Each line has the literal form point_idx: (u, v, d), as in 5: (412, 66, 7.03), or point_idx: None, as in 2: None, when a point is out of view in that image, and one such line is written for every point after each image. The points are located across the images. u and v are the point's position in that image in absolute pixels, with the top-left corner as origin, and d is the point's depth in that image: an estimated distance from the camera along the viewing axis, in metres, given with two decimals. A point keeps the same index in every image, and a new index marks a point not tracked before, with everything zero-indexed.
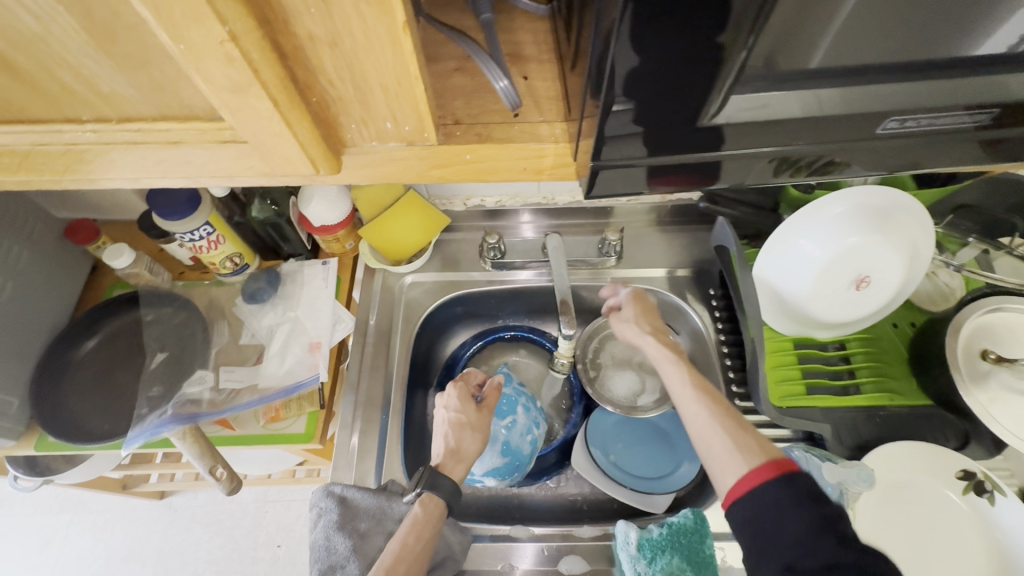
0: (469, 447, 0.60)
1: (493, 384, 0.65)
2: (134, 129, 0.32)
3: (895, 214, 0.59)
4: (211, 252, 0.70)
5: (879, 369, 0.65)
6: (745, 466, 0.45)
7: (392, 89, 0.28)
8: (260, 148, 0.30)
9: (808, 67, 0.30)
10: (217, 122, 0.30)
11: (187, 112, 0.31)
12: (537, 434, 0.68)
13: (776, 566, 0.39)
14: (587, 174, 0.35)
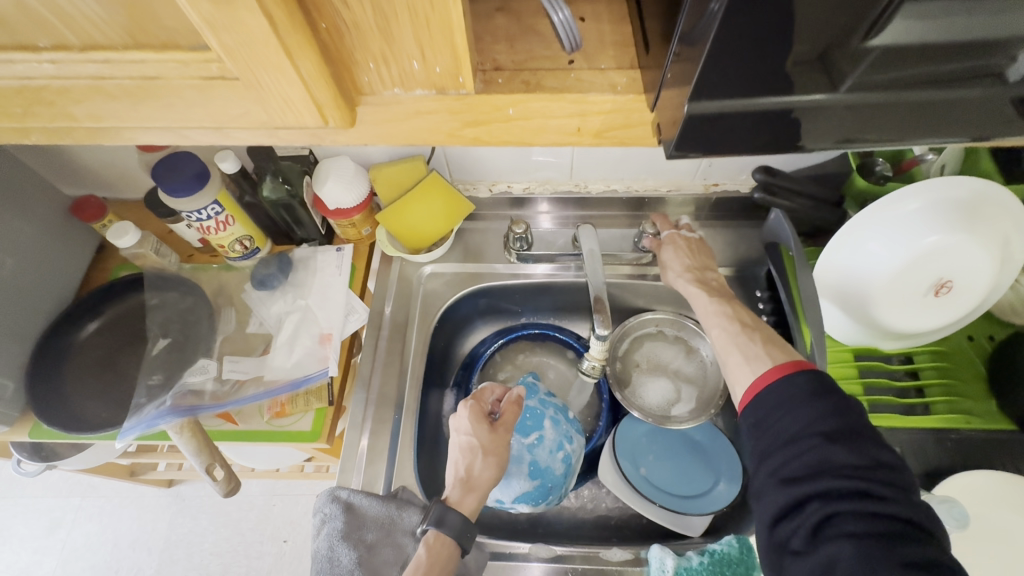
0: (482, 475, 0.54)
1: (512, 401, 0.59)
2: (99, 59, 0.25)
3: (987, 209, 0.51)
4: (219, 233, 0.66)
5: (954, 388, 0.58)
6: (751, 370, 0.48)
7: (422, 13, 0.22)
8: (256, 88, 0.25)
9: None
10: (200, 51, 0.24)
11: (167, 40, 0.25)
12: (571, 449, 0.62)
13: (769, 470, 0.41)
14: (672, 135, 0.28)
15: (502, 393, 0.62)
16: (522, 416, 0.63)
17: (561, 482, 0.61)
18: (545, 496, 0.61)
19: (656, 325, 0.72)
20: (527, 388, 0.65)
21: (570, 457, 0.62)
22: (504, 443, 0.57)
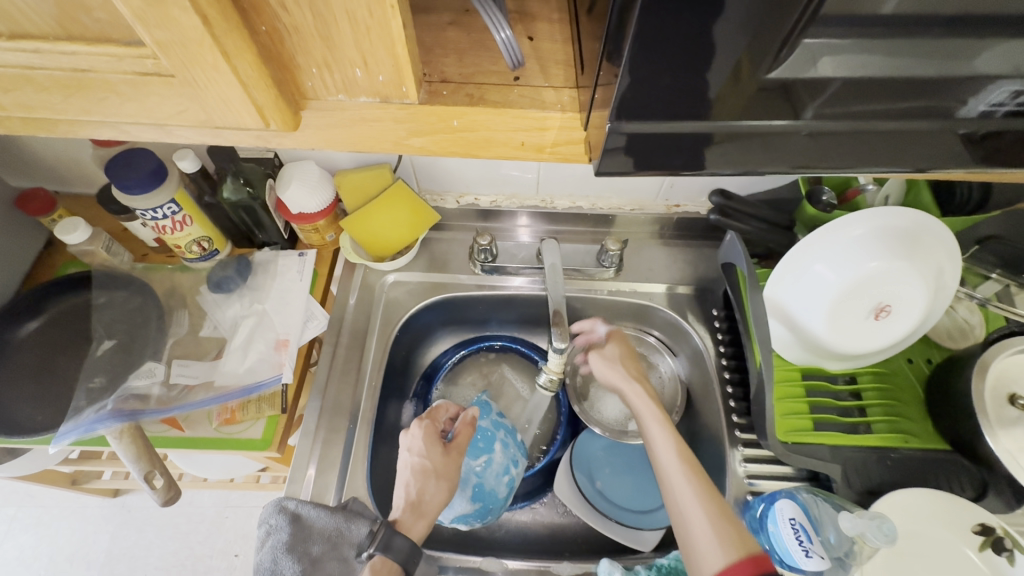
0: (432, 499, 0.54)
1: (465, 423, 0.59)
2: (29, 49, 0.24)
3: (924, 237, 0.54)
4: (176, 233, 0.64)
5: (892, 408, 0.60)
6: (704, 530, 0.44)
7: (361, 20, 0.23)
8: (194, 86, 0.25)
9: (879, 14, 0.24)
10: (136, 47, 0.23)
11: (99, 33, 0.23)
12: (515, 473, 0.62)
13: None
14: (599, 156, 0.29)
15: (457, 411, 0.62)
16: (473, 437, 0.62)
17: (502, 506, 0.62)
18: (484, 517, 0.61)
19: None
20: (480, 408, 0.65)
21: (513, 483, 0.62)
22: (455, 466, 0.57)
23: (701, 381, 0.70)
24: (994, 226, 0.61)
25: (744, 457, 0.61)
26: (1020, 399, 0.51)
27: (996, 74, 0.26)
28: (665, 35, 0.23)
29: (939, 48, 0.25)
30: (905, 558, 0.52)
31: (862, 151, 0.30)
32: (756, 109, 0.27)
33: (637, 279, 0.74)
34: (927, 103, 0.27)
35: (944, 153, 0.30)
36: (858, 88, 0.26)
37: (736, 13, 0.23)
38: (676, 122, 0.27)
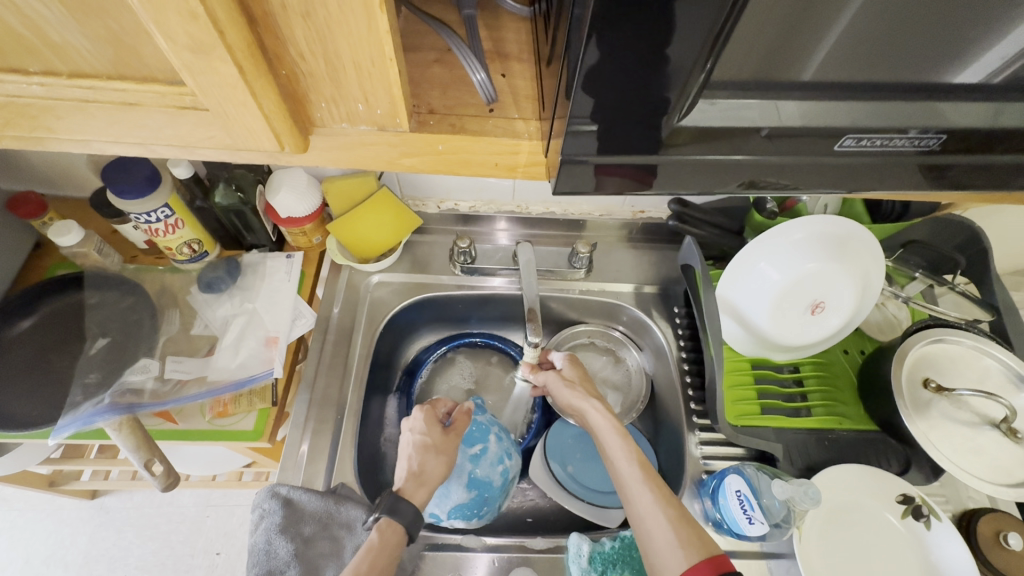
0: (433, 471, 0.58)
1: (463, 411, 0.64)
2: (86, 85, 0.30)
3: (851, 243, 0.61)
4: (167, 236, 0.66)
5: (830, 394, 0.68)
6: (665, 542, 0.46)
7: (365, 68, 0.29)
8: (223, 117, 0.30)
9: (800, 78, 0.31)
10: (177, 86, 0.29)
11: (145, 73, 0.30)
12: (509, 464, 0.65)
13: None
14: (557, 174, 0.35)
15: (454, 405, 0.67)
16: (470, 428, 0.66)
17: (494, 497, 0.64)
18: (477, 508, 0.63)
19: (589, 335, 0.81)
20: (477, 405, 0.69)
21: (506, 476, 0.65)
22: (453, 447, 0.61)
23: (664, 372, 0.76)
24: (919, 231, 0.69)
25: (701, 441, 0.68)
26: (932, 383, 0.59)
27: (874, 114, 0.33)
28: (610, 86, 0.29)
29: (823, 98, 0.32)
30: (839, 525, 0.59)
31: (781, 171, 0.36)
32: (687, 142, 0.33)
33: (606, 279, 0.80)
34: (822, 137, 0.34)
35: (841, 172, 0.37)
36: (768, 124, 0.33)
37: (669, 74, 0.29)
38: (623, 152, 0.33)
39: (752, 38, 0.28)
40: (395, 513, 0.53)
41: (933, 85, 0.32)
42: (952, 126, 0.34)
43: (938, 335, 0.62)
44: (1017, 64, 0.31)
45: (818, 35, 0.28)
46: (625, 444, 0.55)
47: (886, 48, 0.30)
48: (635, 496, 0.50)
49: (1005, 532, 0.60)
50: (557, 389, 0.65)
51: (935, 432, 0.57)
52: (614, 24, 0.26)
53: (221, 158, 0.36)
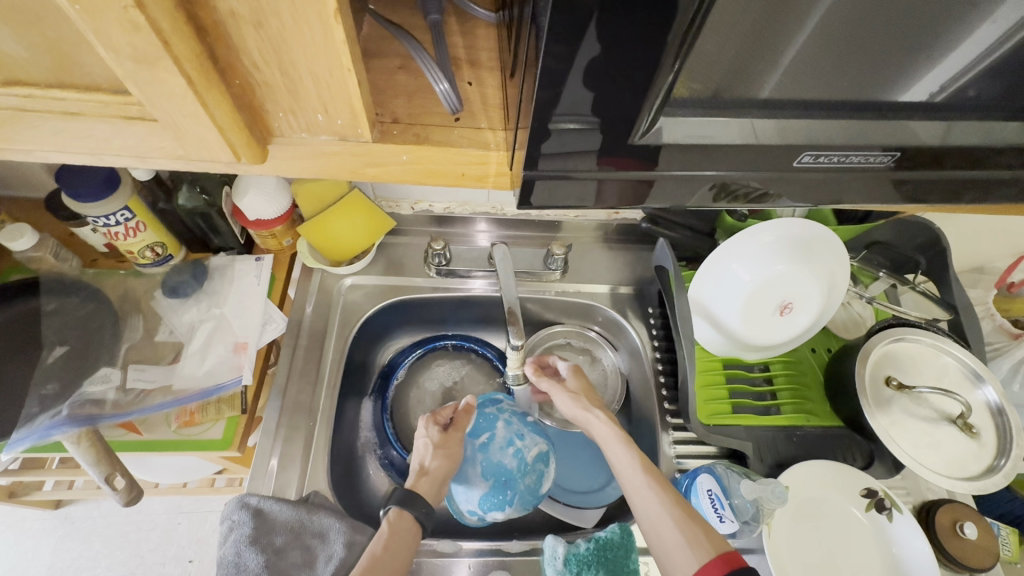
0: (439, 466, 0.58)
1: (467, 407, 0.64)
2: (23, 94, 0.29)
3: (816, 245, 0.62)
4: (128, 239, 0.63)
5: (798, 392, 0.69)
6: (674, 543, 0.46)
7: (323, 78, 0.28)
8: (173, 128, 0.29)
9: (760, 94, 0.31)
10: (122, 96, 0.28)
11: (89, 81, 0.29)
12: (521, 445, 0.63)
13: None
14: (521, 185, 0.35)
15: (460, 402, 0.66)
16: (476, 420, 0.65)
17: (517, 479, 0.62)
18: (502, 495, 0.61)
19: (565, 337, 0.81)
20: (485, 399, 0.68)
21: (524, 457, 0.63)
22: (456, 443, 0.61)
23: (639, 372, 0.77)
24: (883, 233, 0.72)
25: (675, 440, 0.68)
26: (893, 380, 0.61)
27: (833, 129, 0.33)
28: (571, 101, 0.29)
29: (780, 117, 0.33)
30: (807, 520, 0.60)
31: (745, 181, 0.37)
32: (651, 155, 0.33)
33: (582, 280, 0.80)
34: (789, 151, 0.34)
35: (804, 183, 0.38)
36: (729, 138, 0.33)
37: (632, 89, 0.29)
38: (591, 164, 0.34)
39: (711, 51, 0.28)
40: (407, 506, 0.53)
41: (888, 102, 0.33)
42: (911, 145, 0.35)
43: (900, 334, 0.64)
44: (962, 82, 0.32)
45: (771, 53, 0.29)
46: (626, 450, 0.55)
47: (839, 65, 0.30)
48: (641, 499, 0.51)
49: (962, 521, 0.62)
50: (557, 399, 0.65)
51: (895, 428, 0.59)
52: (576, 41, 0.26)
53: (177, 167, 0.35)
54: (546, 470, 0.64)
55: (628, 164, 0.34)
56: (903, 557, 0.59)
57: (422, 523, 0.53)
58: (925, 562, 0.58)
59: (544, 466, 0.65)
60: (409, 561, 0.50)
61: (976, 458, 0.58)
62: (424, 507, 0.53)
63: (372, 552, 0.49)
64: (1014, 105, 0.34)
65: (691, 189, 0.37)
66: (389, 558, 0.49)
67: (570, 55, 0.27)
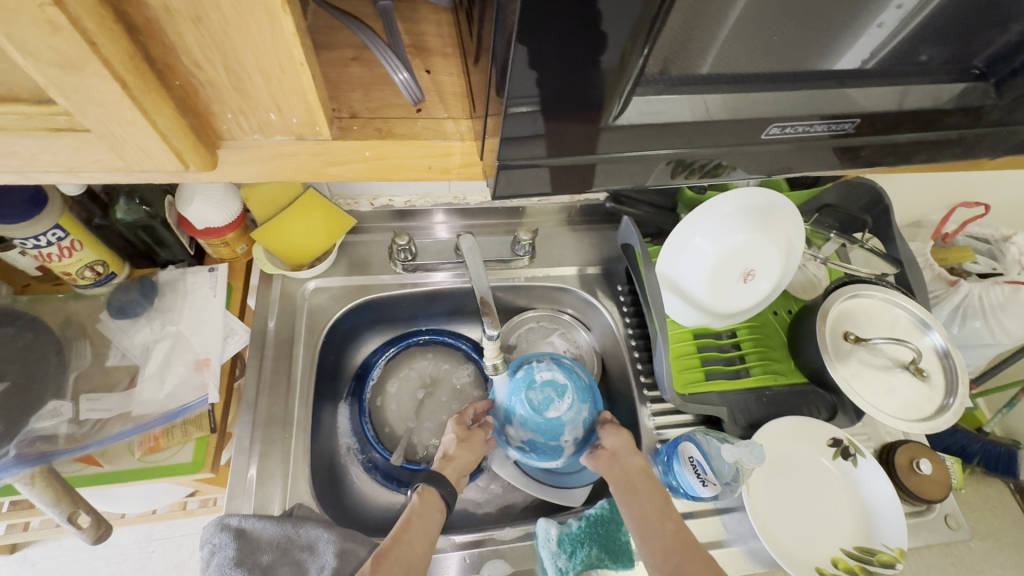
0: (462, 455, 0.63)
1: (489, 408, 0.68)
2: None
3: (774, 213, 0.65)
4: (63, 260, 0.58)
5: (764, 354, 0.72)
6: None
7: (273, 74, 0.26)
8: (109, 139, 0.27)
9: (696, 72, 0.32)
10: (47, 106, 0.26)
11: (6, 92, 0.26)
12: (538, 367, 0.65)
13: None
14: (493, 174, 0.35)
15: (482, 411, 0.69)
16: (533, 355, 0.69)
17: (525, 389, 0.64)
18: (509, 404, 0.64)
19: (538, 320, 0.82)
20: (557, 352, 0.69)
21: (528, 376, 0.65)
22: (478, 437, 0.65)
23: (613, 350, 0.78)
24: (832, 196, 0.75)
25: (653, 412, 0.70)
26: (851, 335, 0.64)
27: (790, 102, 0.34)
28: (532, 89, 0.28)
29: (737, 91, 0.33)
30: (782, 474, 0.64)
31: (700, 155, 0.37)
32: (617, 137, 0.33)
33: (550, 264, 0.80)
34: (751, 123, 0.35)
35: (763, 156, 0.39)
36: (690, 115, 0.33)
37: (598, 79, 0.29)
38: (558, 149, 0.33)
39: (671, 25, 0.29)
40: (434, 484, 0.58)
41: (838, 70, 0.34)
42: (864, 111, 0.36)
43: (854, 291, 0.68)
44: (906, 48, 0.34)
45: (711, 35, 0.30)
46: (653, 488, 0.58)
47: (789, 38, 0.32)
48: (665, 536, 0.53)
49: (918, 459, 0.67)
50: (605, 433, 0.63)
51: (855, 380, 0.62)
52: (542, 31, 0.25)
53: (115, 178, 0.32)
54: (554, 396, 0.63)
55: (594, 149, 0.34)
56: (869, 497, 0.64)
57: (447, 501, 0.57)
58: (889, 501, 0.62)
59: (556, 391, 0.64)
60: (437, 529, 0.55)
61: (929, 400, 0.62)
62: (449, 485, 0.58)
63: (406, 520, 0.54)
64: (957, 68, 0.35)
65: (648, 167, 0.37)
66: (420, 527, 0.53)
67: (532, 35, 0.26)
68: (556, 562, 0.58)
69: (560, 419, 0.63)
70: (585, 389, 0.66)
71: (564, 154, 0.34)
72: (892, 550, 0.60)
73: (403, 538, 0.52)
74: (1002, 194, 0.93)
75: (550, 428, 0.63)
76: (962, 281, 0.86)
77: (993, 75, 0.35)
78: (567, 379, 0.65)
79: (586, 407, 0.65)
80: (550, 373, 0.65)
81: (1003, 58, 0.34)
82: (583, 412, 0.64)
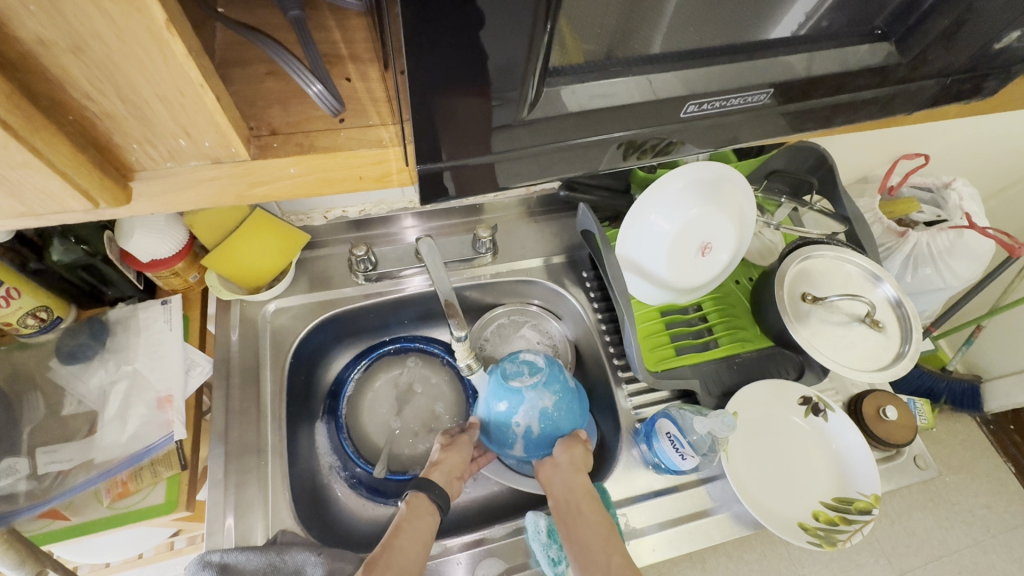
0: (448, 459, 0.63)
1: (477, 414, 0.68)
2: None
3: (726, 184, 0.65)
4: (1, 310, 0.54)
5: (731, 323, 0.73)
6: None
7: (173, 99, 0.25)
8: (7, 182, 0.26)
9: (648, 50, 0.33)
10: None
11: None
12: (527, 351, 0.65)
13: None
14: (425, 179, 0.34)
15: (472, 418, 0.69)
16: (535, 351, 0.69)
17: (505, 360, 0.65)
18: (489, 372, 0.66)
19: (507, 316, 0.82)
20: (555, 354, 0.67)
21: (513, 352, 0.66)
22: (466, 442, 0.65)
23: (585, 336, 0.78)
24: (779, 162, 0.77)
25: (629, 393, 0.71)
26: (808, 295, 0.66)
27: (709, 78, 0.34)
28: (443, 88, 0.28)
29: (656, 71, 0.33)
30: (757, 437, 0.66)
31: (651, 136, 0.37)
32: (545, 130, 0.34)
33: (514, 258, 0.80)
34: (678, 103, 0.35)
35: (697, 134, 0.39)
36: (637, 97, 0.34)
37: (507, 71, 0.29)
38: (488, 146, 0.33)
39: (577, 8, 0.29)
40: (423, 490, 0.58)
41: (752, 42, 0.35)
42: (789, 79, 0.36)
43: (807, 253, 0.70)
44: (817, 15, 0.35)
45: (650, 16, 0.31)
46: (597, 512, 0.56)
47: (699, 14, 0.32)
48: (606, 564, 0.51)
49: (883, 407, 0.71)
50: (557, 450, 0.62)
51: (816, 338, 0.64)
52: (440, 24, 0.25)
53: (31, 223, 0.31)
54: (525, 370, 0.62)
55: (525, 139, 0.34)
56: (842, 450, 0.66)
57: (437, 504, 0.57)
58: (859, 451, 0.65)
59: (529, 369, 0.63)
60: (430, 535, 0.55)
61: (886, 349, 0.65)
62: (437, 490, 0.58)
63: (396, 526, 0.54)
64: (861, 30, 0.36)
65: (600, 151, 0.37)
66: (411, 533, 0.53)
67: (434, 30, 0.25)
68: (547, 552, 0.58)
69: (520, 393, 0.61)
70: (560, 385, 0.63)
71: (497, 149, 0.34)
72: (867, 497, 0.63)
73: (394, 545, 0.52)
74: (938, 144, 0.97)
75: (511, 397, 0.61)
76: (910, 231, 0.89)
77: (893, 35, 0.36)
78: (543, 364, 0.63)
79: (551, 399, 0.62)
80: (531, 356, 0.64)
81: (901, 16, 0.35)
82: (545, 400, 0.61)
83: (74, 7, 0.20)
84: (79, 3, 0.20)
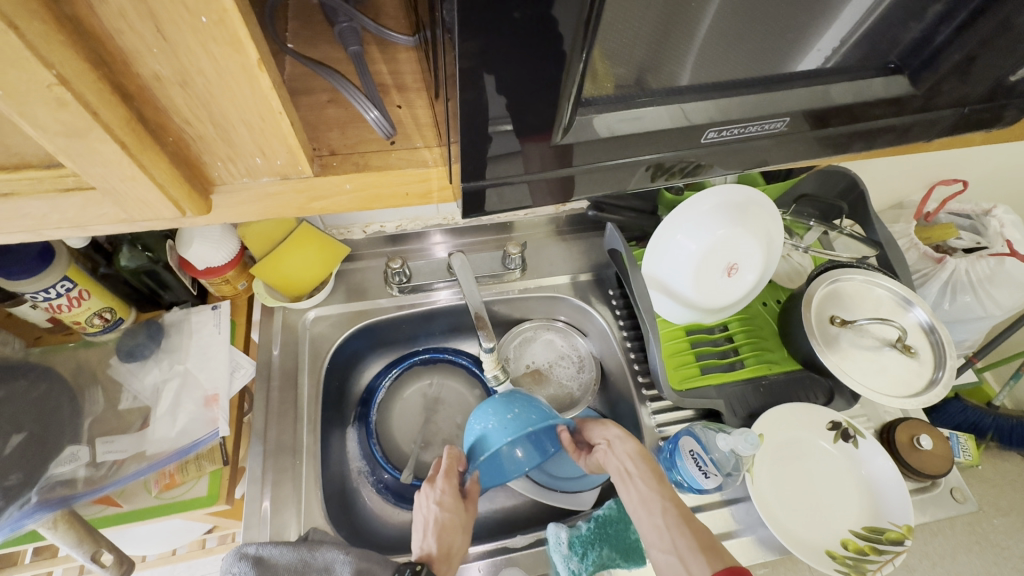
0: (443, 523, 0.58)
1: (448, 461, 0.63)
2: None
3: (752, 207, 0.66)
4: (72, 310, 0.59)
5: (757, 344, 0.73)
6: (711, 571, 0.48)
7: (256, 124, 0.29)
8: (111, 193, 0.30)
9: (676, 83, 0.35)
10: (55, 169, 0.29)
11: (16, 160, 0.29)
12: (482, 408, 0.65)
13: None
14: (464, 195, 0.37)
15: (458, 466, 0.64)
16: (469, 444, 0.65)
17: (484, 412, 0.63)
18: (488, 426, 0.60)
19: (533, 330, 0.83)
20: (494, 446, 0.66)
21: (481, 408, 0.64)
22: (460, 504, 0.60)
23: (610, 352, 0.80)
24: (808, 186, 0.77)
25: (653, 411, 0.72)
26: (837, 318, 0.66)
27: (731, 107, 0.36)
28: (484, 112, 0.31)
29: (685, 98, 0.36)
30: (784, 459, 0.65)
31: (679, 159, 0.40)
32: (575, 153, 0.36)
33: (542, 275, 0.82)
34: (704, 128, 0.37)
35: (722, 158, 0.41)
36: (667, 123, 0.36)
37: (544, 99, 0.32)
38: (523, 167, 0.36)
39: (609, 38, 0.31)
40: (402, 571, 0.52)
41: (775, 76, 0.37)
42: (811, 106, 0.38)
43: (835, 276, 0.70)
44: (837, 48, 0.37)
45: (682, 49, 0.33)
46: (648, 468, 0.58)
47: (729, 45, 0.34)
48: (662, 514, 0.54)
49: (918, 435, 0.69)
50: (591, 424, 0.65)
51: (845, 362, 0.64)
52: (487, 61, 0.28)
53: (121, 229, 0.35)
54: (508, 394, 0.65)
55: (559, 163, 0.36)
56: (872, 477, 0.65)
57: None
58: (892, 478, 0.64)
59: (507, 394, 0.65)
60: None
61: (919, 375, 0.63)
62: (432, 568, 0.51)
63: None
64: (875, 64, 0.38)
65: (631, 172, 0.40)
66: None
67: (480, 66, 0.28)
68: (568, 564, 0.59)
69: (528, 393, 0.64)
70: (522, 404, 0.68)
71: (530, 170, 0.36)
72: (900, 527, 0.61)
73: None
74: (975, 170, 0.95)
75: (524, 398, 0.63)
76: (947, 258, 0.88)
77: (907, 68, 0.37)
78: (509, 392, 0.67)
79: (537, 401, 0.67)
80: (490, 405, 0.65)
81: (914, 51, 0.37)
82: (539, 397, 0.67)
83: (188, 50, 0.24)
84: (192, 47, 0.24)
